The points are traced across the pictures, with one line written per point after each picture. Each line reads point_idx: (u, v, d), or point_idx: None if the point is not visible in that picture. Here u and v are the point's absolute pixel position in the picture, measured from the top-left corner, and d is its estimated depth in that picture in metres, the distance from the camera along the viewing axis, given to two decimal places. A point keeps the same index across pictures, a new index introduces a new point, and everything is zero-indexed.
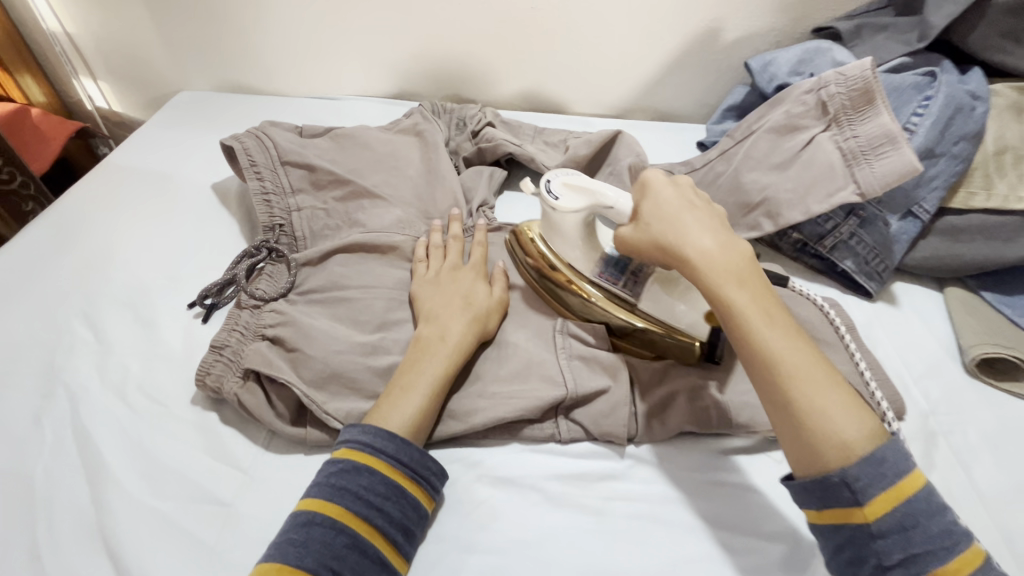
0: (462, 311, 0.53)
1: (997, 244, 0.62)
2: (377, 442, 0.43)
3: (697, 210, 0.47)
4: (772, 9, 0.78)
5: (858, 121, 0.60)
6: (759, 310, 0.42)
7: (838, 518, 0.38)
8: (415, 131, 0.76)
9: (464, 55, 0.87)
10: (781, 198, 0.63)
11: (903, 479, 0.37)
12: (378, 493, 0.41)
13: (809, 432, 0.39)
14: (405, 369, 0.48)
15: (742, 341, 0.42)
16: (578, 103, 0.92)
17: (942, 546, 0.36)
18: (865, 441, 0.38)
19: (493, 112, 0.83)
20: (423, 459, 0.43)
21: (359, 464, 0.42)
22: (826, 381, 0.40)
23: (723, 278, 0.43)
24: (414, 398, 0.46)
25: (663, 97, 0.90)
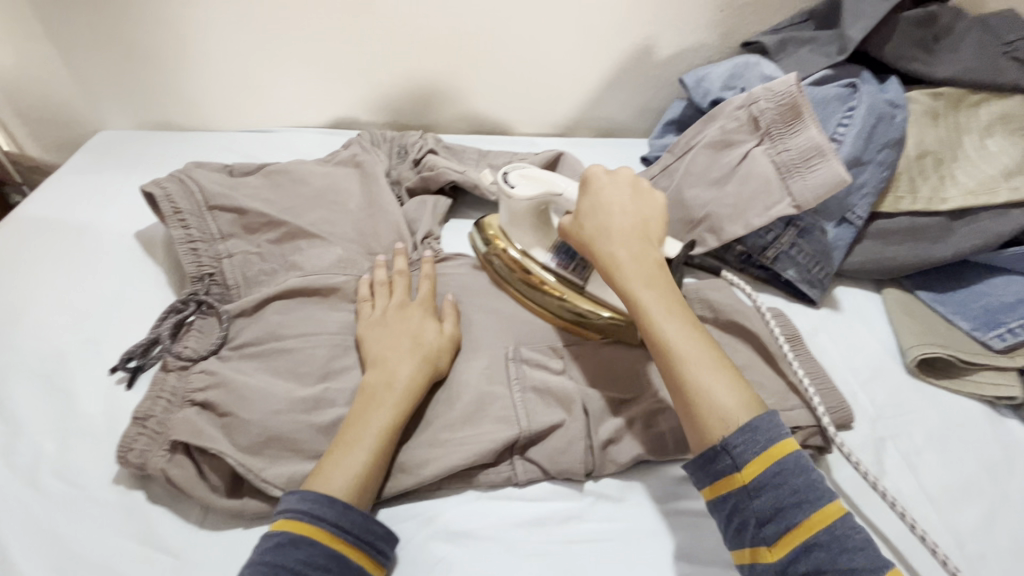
0: (408, 354, 0.50)
1: (926, 244, 0.64)
2: (317, 509, 0.40)
3: (621, 208, 0.52)
4: (701, 26, 0.80)
5: (788, 135, 0.62)
6: (660, 303, 0.46)
7: (721, 483, 0.40)
8: (354, 162, 0.73)
9: (403, 81, 0.85)
10: (722, 213, 0.64)
11: (773, 445, 0.39)
12: (319, 566, 0.38)
13: (694, 406, 0.42)
14: (349, 424, 0.45)
15: (642, 329, 0.46)
16: (522, 123, 0.92)
17: (805, 499, 0.38)
18: (742, 413, 0.41)
19: (435, 138, 0.81)
20: (367, 523, 0.41)
21: (297, 537, 0.39)
22: (714, 359, 0.43)
23: (633, 277, 0.48)
24: (358, 455, 0.43)
25: (605, 113, 0.91)
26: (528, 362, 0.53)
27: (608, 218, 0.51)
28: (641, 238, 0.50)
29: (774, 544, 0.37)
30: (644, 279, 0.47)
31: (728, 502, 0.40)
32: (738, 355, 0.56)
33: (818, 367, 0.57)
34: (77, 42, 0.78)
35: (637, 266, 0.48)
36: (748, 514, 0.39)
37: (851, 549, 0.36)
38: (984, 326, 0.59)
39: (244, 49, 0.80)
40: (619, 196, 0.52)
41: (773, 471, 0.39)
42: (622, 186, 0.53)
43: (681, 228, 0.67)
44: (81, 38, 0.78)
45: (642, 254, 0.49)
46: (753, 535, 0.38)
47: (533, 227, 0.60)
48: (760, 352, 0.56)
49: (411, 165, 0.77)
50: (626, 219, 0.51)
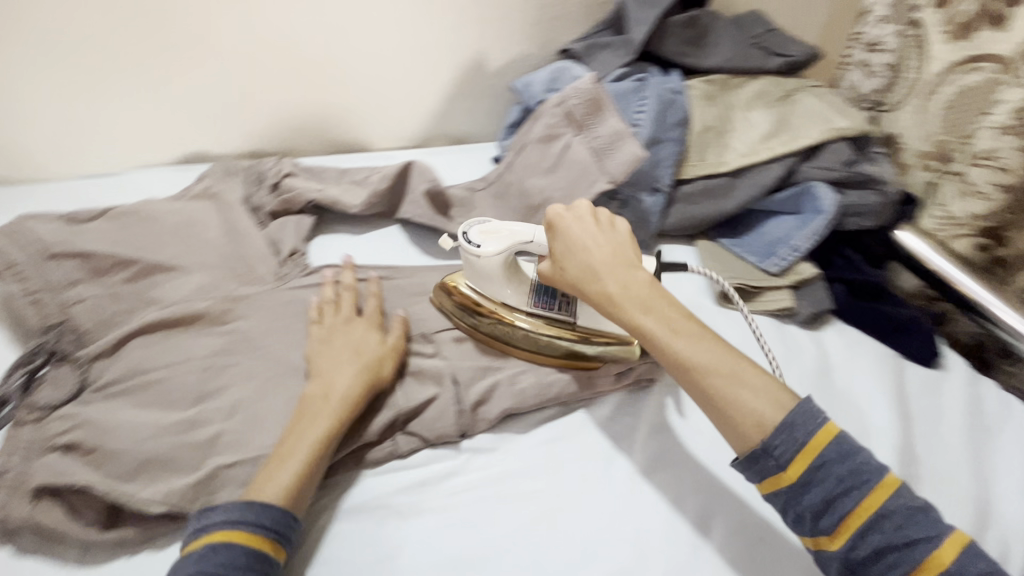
0: (349, 362, 0.53)
1: (718, 200, 0.79)
2: (236, 514, 0.43)
3: (599, 240, 0.54)
4: (521, 39, 0.92)
5: (595, 124, 0.74)
6: (665, 326, 0.50)
7: (773, 484, 0.45)
8: (208, 195, 0.75)
9: (251, 111, 0.86)
10: (556, 196, 0.75)
11: (812, 437, 0.44)
12: (240, 566, 0.41)
13: (730, 416, 0.47)
14: (291, 435, 0.48)
15: (661, 355, 0.50)
16: (378, 139, 0.97)
17: (854, 485, 0.43)
18: (779, 414, 0.45)
19: (292, 162, 0.84)
20: (258, 510, 0.43)
21: (215, 542, 0.42)
22: (734, 365, 0.48)
23: (633, 308, 0.51)
24: (293, 463, 0.46)
25: (455, 123, 0.99)
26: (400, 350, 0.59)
27: (584, 254, 0.54)
28: (628, 265, 0.53)
29: (834, 533, 0.43)
30: (648, 310, 0.51)
31: (779, 499, 0.46)
32: None
33: None
34: None
35: (632, 296, 0.52)
36: (801, 509, 0.44)
37: (911, 526, 0.41)
38: (764, 257, 0.75)
39: (68, 96, 0.77)
40: (590, 230, 0.55)
41: (816, 466, 0.44)
42: (588, 218, 0.56)
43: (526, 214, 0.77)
44: None
45: (635, 283, 0.52)
46: (813, 528, 0.44)
47: (507, 279, 0.59)
48: None
49: (269, 190, 0.79)
50: (607, 251, 0.54)
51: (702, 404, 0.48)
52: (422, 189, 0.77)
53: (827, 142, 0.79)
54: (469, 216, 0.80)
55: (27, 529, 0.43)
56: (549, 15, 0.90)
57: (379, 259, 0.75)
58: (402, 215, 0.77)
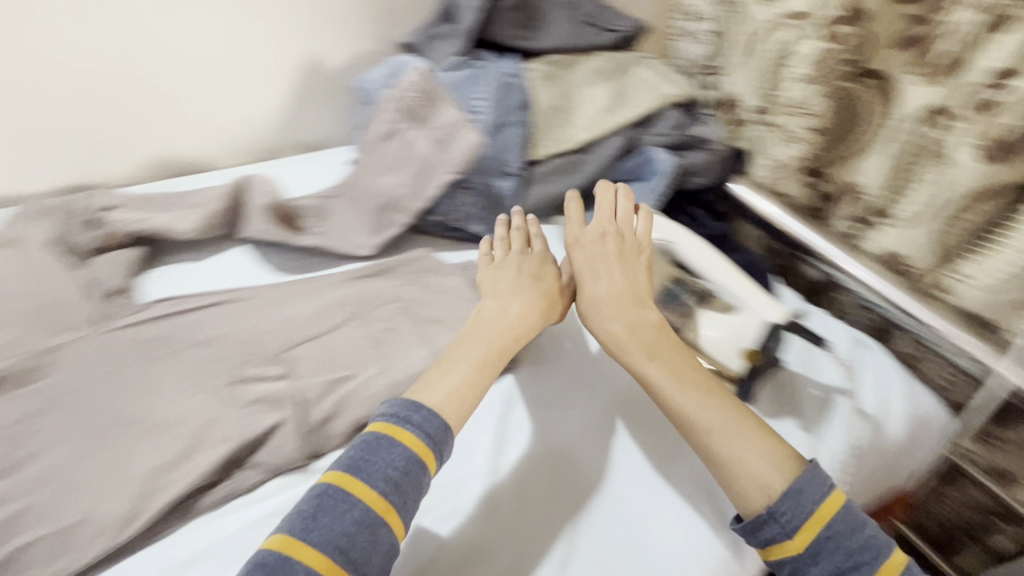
0: (531, 286, 0.61)
1: (569, 176, 0.81)
2: (400, 413, 0.49)
3: (617, 273, 0.60)
4: (357, 36, 0.89)
5: (431, 115, 0.74)
6: (668, 375, 0.53)
7: (778, 552, 0.46)
8: (10, 242, 0.66)
9: (57, 141, 0.77)
10: (404, 194, 0.74)
11: (823, 503, 0.45)
12: (399, 465, 0.45)
13: (729, 474, 0.48)
14: (462, 344, 0.56)
15: (662, 401, 0.53)
16: (221, 156, 0.90)
17: (863, 560, 0.44)
18: (785, 478, 0.47)
19: (112, 194, 0.75)
20: (429, 418, 0.49)
21: (382, 437, 0.47)
22: (737, 427, 0.50)
23: (637, 355, 0.55)
24: (461, 368, 0.53)
25: (307, 129, 0.95)
26: (246, 378, 0.56)
27: (600, 286, 0.60)
28: (637, 301, 0.59)
29: None
30: (654, 355, 0.54)
31: (784, 567, 0.46)
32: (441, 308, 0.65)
33: None
34: None
35: (638, 338, 0.56)
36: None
37: None
38: None
39: None
40: (614, 260, 0.61)
41: (824, 535, 0.45)
42: (615, 249, 0.62)
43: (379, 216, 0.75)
44: None
45: (642, 327, 0.56)
46: None
47: None
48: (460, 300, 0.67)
49: (87, 227, 0.71)
50: (620, 280, 0.60)
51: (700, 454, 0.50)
52: (264, 204, 0.73)
53: (660, 110, 0.82)
54: (321, 224, 0.76)
55: None
56: (380, 11, 0.88)
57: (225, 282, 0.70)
58: (245, 234, 0.73)
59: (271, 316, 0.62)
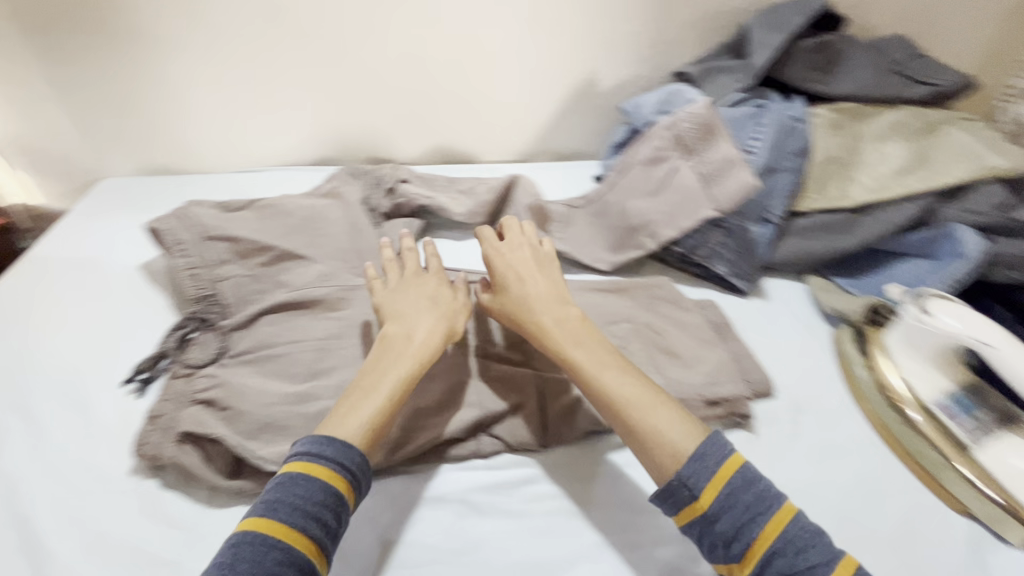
0: (432, 310, 0.59)
1: (836, 237, 0.74)
2: (315, 449, 0.48)
3: (535, 276, 0.63)
4: (634, 60, 0.91)
5: (705, 150, 0.73)
6: (595, 362, 0.55)
7: (687, 516, 0.47)
8: (334, 193, 0.82)
9: (379, 120, 0.94)
10: (657, 220, 0.74)
11: (721, 467, 0.47)
12: (316, 501, 0.45)
13: (650, 446, 0.50)
14: (379, 366, 0.54)
15: (591, 386, 0.54)
16: (486, 151, 1.01)
17: (758, 512, 0.45)
18: (688, 444, 0.49)
19: (406, 170, 0.89)
20: (347, 451, 0.48)
21: (297, 477, 0.46)
22: (654, 400, 0.52)
23: (568, 343, 0.57)
24: (378, 398, 0.52)
25: (562, 139, 1.01)
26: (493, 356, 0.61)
27: (528, 286, 0.61)
28: (561, 300, 0.61)
29: (742, 561, 0.45)
30: (580, 342, 0.57)
31: (693, 527, 0.47)
32: (677, 344, 0.65)
33: (743, 348, 0.65)
34: (90, 109, 0.88)
35: (566, 331, 0.58)
36: (713, 540, 0.46)
37: (807, 550, 0.44)
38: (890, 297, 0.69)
39: (237, 103, 0.89)
40: (529, 267, 0.64)
41: (725, 491, 0.46)
42: (529, 262, 0.64)
43: (624, 235, 0.77)
44: (87, 101, 0.87)
45: (568, 320, 0.59)
46: (724, 555, 0.45)
47: (927, 361, 0.60)
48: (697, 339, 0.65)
49: (385, 193, 0.84)
50: (526, 284, 0.62)
51: (629, 439, 0.51)
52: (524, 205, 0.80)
53: (977, 182, 0.70)
54: (565, 231, 0.81)
55: (172, 466, 0.51)
56: (665, 39, 0.89)
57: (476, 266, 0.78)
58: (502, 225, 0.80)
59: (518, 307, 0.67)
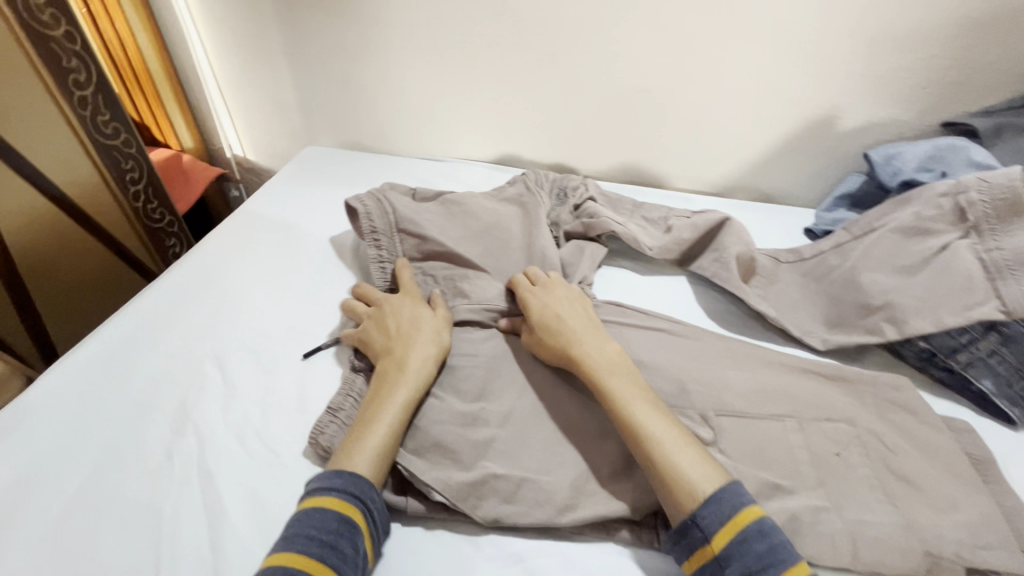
0: (420, 334, 0.58)
1: None
2: (328, 482, 0.45)
3: (575, 313, 0.59)
4: (894, 100, 0.75)
5: (1004, 233, 0.57)
6: (626, 391, 0.50)
7: (698, 561, 0.42)
8: (517, 202, 0.77)
9: (573, 129, 0.89)
10: (907, 304, 0.59)
11: (737, 514, 0.42)
12: (330, 530, 0.42)
13: (672, 481, 0.44)
14: (382, 396, 0.52)
15: (618, 417, 0.49)
16: (677, 177, 0.92)
17: (771, 565, 0.39)
18: (708, 486, 0.44)
19: (595, 185, 0.82)
20: (353, 478, 0.46)
21: (312, 509, 0.44)
22: (682, 438, 0.47)
23: (605, 371, 0.52)
24: (380, 428, 0.49)
25: (769, 178, 0.89)
26: None
27: (566, 317, 0.58)
28: (597, 331, 0.57)
29: None
30: (614, 372, 0.53)
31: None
32: (921, 472, 0.51)
33: (1017, 503, 0.49)
34: (312, 80, 0.94)
35: (602, 363, 0.54)
36: None
37: None
38: None
39: (441, 92, 0.89)
40: (566, 303, 0.60)
41: (738, 540, 0.40)
42: (570, 298, 0.62)
43: (852, 312, 0.63)
44: (311, 72, 0.93)
45: (606, 352, 0.55)
46: None
47: None
48: (949, 473, 0.51)
49: (571, 211, 0.79)
50: (568, 317, 0.58)
51: (651, 474, 0.46)
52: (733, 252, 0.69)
53: None
54: (768, 289, 0.70)
55: None
56: (945, 79, 0.72)
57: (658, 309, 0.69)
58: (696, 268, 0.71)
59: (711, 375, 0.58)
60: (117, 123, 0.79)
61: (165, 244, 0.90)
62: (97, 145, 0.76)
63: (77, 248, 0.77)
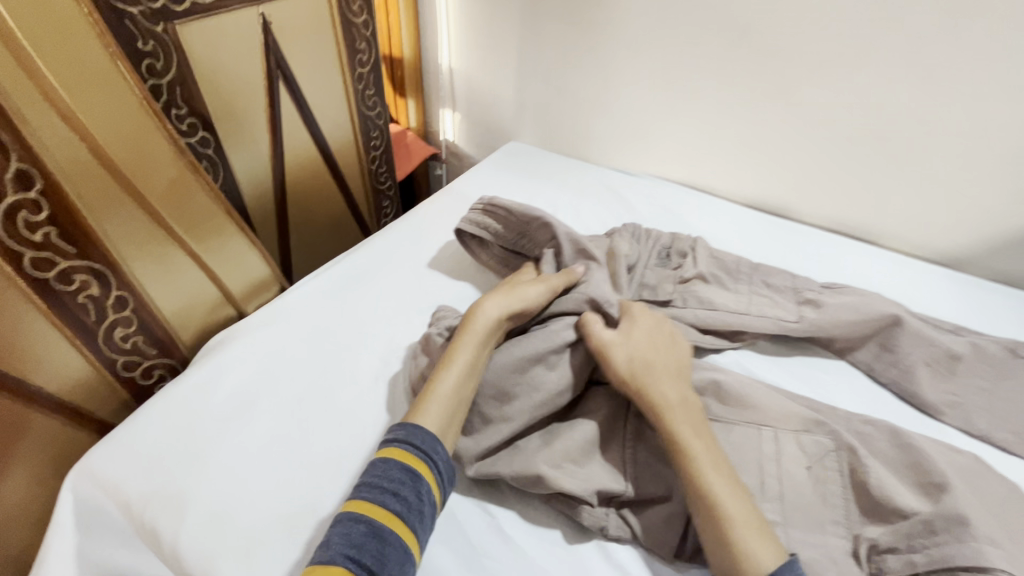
0: (504, 294, 0.62)
1: None
2: (393, 436, 0.50)
3: (664, 349, 0.58)
4: None
5: None
6: (711, 458, 0.49)
7: None
8: (667, 244, 0.77)
9: (782, 164, 0.89)
10: None
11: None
12: (394, 478, 0.46)
13: (740, 555, 0.44)
14: (459, 345, 0.56)
15: (689, 477, 0.48)
16: (888, 236, 0.86)
17: None
18: (769, 560, 0.43)
19: (705, 248, 0.76)
20: (415, 431, 0.49)
21: (378, 460, 0.48)
22: (752, 514, 0.46)
23: (688, 429, 0.51)
24: (445, 376, 0.53)
25: (1010, 261, 0.79)
26: (820, 479, 0.53)
27: (654, 355, 0.57)
28: (681, 383, 0.55)
29: None
30: (695, 429, 0.51)
31: None
32: None
33: None
34: (537, 83, 1.05)
35: (686, 414, 0.52)
36: None
37: None
38: None
39: (653, 107, 0.95)
40: (661, 339, 0.59)
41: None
42: (658, 331, 0.60)
43: None
44: (539, 77, 1.04)
45: (687, 402, 0.53)
46: None
47: None
48: None
49: (676, 279, 0.71)
50: (662, 358, 0.57)
51: (713, 542, 0.45)
52: (916, 362, 0.64)
53: None
54: (983, 382, 0.62)
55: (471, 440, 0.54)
56: None
57: (845, 403, 0.63)
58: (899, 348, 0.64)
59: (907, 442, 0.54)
60: (376, 99, 0.96)
61: (381, 207, 1.06)
62: (362, 115, 0.93)
63: (331, 197, 0.92)
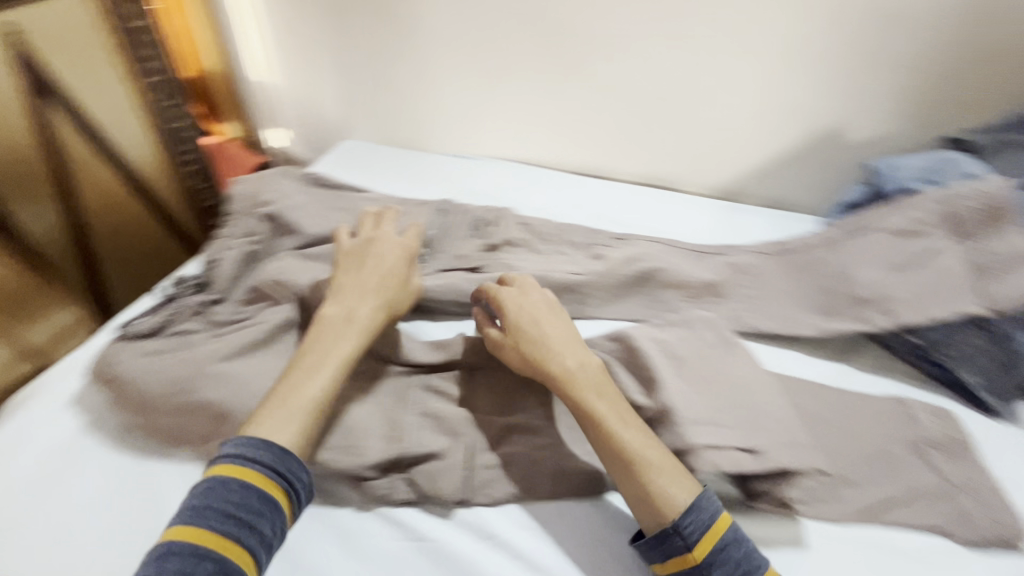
0: (372, 291, 0.60)
1: None
2: (248, 454, 0.46)
3: (554, 319, 0.58)
4: (895, 113, 0.83)
5: (986, 237, 0.62)
6: (616, 415, 0.51)
7: (678, 565, 0.45)
8: (484, 214, 0.84)
9: (593, 131, 0.99)
10: (898, 297, 0.65)
11: (715, 522, 0.45)
12: (251, 508, 0.43)
13: (655, 497, 0.46)
14: (305, 352, 0.54)
15: (602, 436, 0.50)
16: (689, 180, 1.00)
17: (730, 545, 0.45)
18: (685, 494, 0.46)
19: (513, 218, 0.84)
20: (283, 457, 0.46)
21: (230, 481, 0.44)
22: (672, 464, 0.48)
23: (588, 392, 0.52)
24: (311, 384, 0.52)
25: (775, 187, 0.96)
26: None
27: (545, 328, 0.57)
28: (586, 351, 0.56)
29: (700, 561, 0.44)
30: (602, 393, 0.52)
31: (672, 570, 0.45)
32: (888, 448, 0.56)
33: (971, 475, 0.54)
34: (357, 78, 1.04)
35: (588, 377, 0.53)
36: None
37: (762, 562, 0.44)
38: None
39: (473, 91, 0.99)
40: (545, 311, 0.59)
41: (720, 546, 0.44)
42: (547, 307, 0.60)
43: (843, 303, 0.68)
44: (358, 69, 1.03)
45: (589, 366, 0.54)
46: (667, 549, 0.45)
47: None
48: (913, 448, 0.56)
49: (484, 245, 0.79)
50: (550, 327, 0.57)
51: (630, 487, 0.48)
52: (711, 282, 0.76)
53: None
54: (757, 290, 0.73)
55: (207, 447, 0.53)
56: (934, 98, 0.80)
57: None
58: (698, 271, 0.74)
59: (636, 343, 0.60)
60: None
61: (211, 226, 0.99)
62: None
63: None
